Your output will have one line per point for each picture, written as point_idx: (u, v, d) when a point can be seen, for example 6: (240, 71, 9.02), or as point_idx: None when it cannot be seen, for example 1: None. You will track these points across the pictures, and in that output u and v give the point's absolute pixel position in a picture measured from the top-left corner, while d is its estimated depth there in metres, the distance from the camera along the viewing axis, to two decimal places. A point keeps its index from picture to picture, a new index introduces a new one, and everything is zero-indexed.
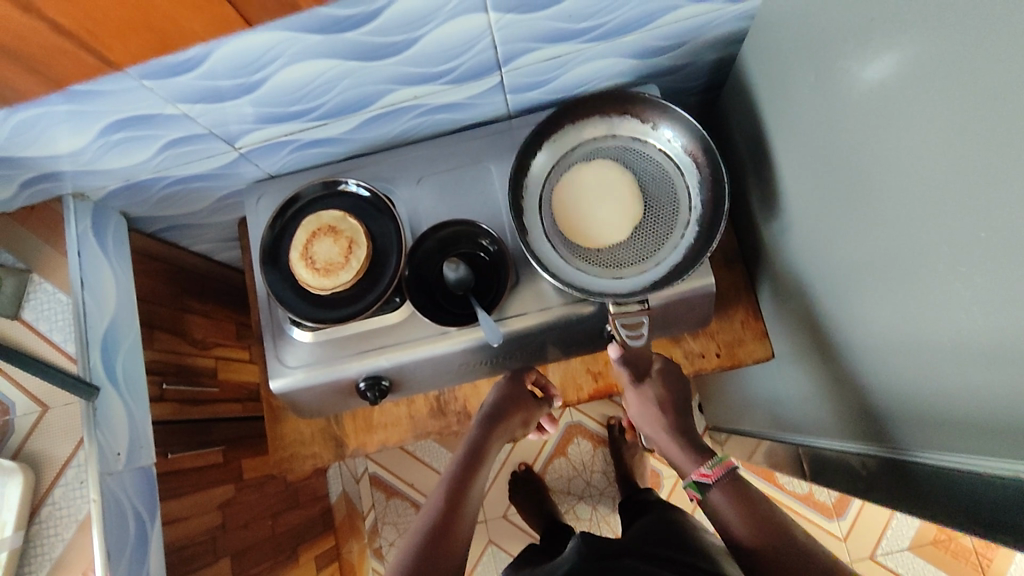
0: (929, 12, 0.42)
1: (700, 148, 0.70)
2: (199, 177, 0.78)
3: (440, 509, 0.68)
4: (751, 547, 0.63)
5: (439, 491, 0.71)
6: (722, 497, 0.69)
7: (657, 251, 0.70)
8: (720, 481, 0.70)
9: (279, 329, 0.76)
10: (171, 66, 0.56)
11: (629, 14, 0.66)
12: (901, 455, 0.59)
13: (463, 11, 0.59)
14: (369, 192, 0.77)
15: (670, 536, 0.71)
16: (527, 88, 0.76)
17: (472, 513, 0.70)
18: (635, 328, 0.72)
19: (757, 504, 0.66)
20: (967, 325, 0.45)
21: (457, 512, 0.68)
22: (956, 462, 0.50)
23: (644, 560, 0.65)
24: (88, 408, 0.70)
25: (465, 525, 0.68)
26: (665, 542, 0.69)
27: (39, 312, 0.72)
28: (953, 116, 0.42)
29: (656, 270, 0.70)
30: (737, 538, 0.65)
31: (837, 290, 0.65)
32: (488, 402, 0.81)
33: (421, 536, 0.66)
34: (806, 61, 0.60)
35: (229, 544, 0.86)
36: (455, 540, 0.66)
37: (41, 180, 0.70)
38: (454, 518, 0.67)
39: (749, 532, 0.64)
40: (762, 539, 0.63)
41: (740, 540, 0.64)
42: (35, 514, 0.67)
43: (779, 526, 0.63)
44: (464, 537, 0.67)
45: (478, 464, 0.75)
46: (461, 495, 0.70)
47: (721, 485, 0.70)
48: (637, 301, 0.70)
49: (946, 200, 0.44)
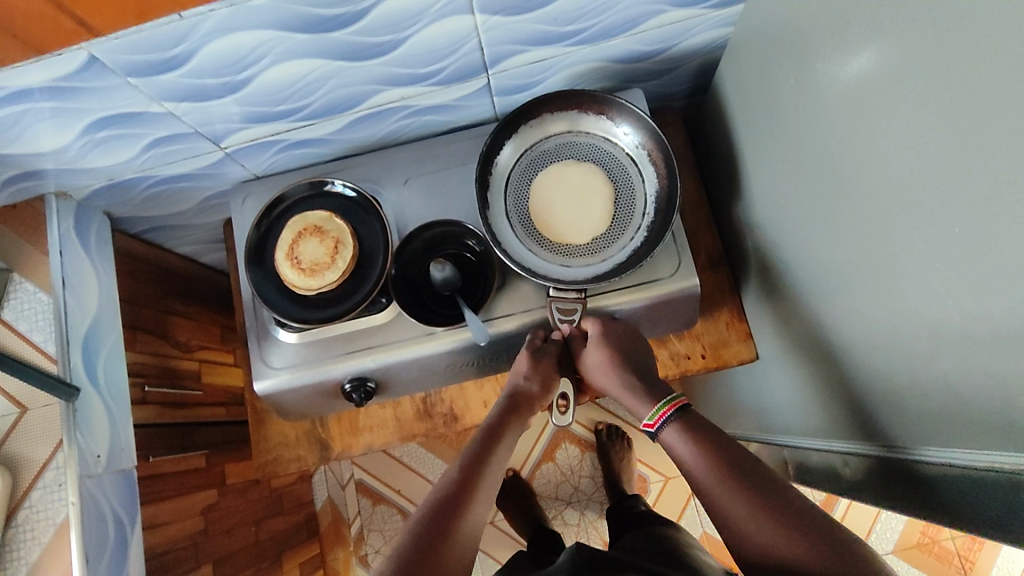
0: (903, 17, 0.44)
1: (660, 154, 0.72)
2: (185, 177, 0.77)
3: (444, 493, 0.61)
4: (752, 533, 0.51)
5: (450, 474, 0.64)
6: (692, 462, 0.58)
7: (606, 249, 0.72)
8: (674, 423, 0.61)
9: (264, 329, 0.75)
10: (155, 62, 0.56)
11: (614, 18, 0.67)
12: (868, 450, 0.62)
13: (450, 12, 0.60)
14: (356, 192, 0.76)
15: (670, 556, 0.63)
16: (513, 90, 0.77)
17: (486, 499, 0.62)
18: (570, 314, 0.71)
19: (718, 446, 0.58)
20: (944, 319, 0.46)
21: (467, 500, 0.60)
22: (920, 456, 0.54)
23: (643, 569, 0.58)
24: (68, 410, 0.68)
25: (475, 513, 0.60)
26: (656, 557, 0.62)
27: (19, 311, 0.71)
28: (927, 116, 0.43)
29: (601, 265, 0.71)
30: (734, 525, 0.53)
31: (817, 291, 0.66)
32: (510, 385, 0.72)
33: (420, 523, 0.58)
34: (788, 64, 0.61)
35: (211, 551, 0.85)
36: (458, 536, 0.57)
37: (23, 178, 0.70)
38: (460, 504, 0.60)
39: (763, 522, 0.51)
40: (784, 531, 0.50)
41: (742, 527, 0.52)
42: (12, 517, 0.66)
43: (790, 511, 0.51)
44: (471, 531, 0.59)
45: (495, 444, 0.67)
46: (475, 479, 0.63)
47: (676, 427, 0.61)
48: (575, 289, 0.70)
49: (921, 195, 0.45)
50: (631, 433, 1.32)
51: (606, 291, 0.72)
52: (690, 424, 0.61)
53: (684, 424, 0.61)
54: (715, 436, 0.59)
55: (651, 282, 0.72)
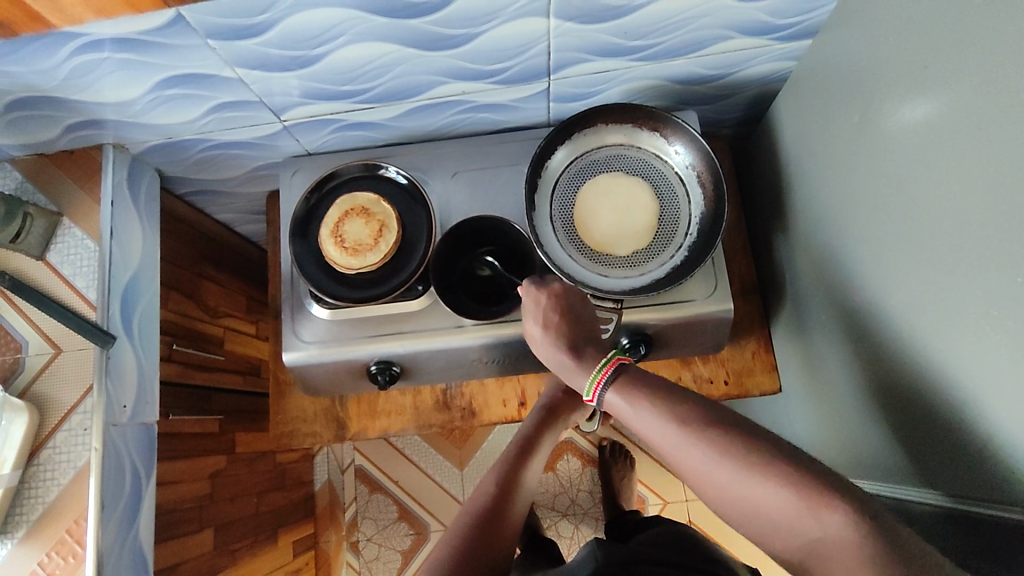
0: (974, 69, 0.45)
1: (710, 177, 0.73)
2: (239, 144, 0.78)
3: (480, 512, 0.57)
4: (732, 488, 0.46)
5: (482, 487, 0.60)
6: (648, 416, 0.52)
7: (646, 264, 0.73)
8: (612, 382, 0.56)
9: (298, 302, 0.76)
10: (238, 28, 0.58)
11: (681, 38, 0.68)
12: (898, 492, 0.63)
13: (526, 14, 0.61)
14: (407, 180, 0.77)
15: (693, 550, 0.64)
16: (570, 98, 0.78)
17: (521, 513, 0.60)
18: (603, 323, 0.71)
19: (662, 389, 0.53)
20: (984, 364, 0.47)
21: (503, 517, 0.57)
22: (953, 503, 0.54)
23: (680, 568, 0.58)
24: (102, 356, 0.69)
25: (508, 531, 0.57)
26: (680, 550, 0.64)
27: (65, 255, 0.73)
28: (986, 167, 0.44)
29: (639, 279, 0.72)
30: (725, 491, 0.47)
31: (854, 328, 0.66)
32: (545, 397, 0.72)
33: (457, 544, 0.54)
34: (849, 104, 0.62)
35: (214, 516, 0.85)
36: (496, 550, 0.55)
37: (85, 126, 0.71)
38: (494, 524, 0.56)
39: (752, 482, 0.45)
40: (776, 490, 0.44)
41: (734, 496, 0.47)
42: (35, 455, 0.67)
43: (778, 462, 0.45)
44: (508, 546, 0.57)
45: (529, 457, 0.65)
46: (510, 496, 0.60)
47: (616, 388, 0.56)
48: (612, 299, 0.70)
49: (977, 242, 0.46)
50: (635, 453, 1.32)
51: (640, 305, 0.73)
52: (635, 377, 0.55)
53: (624, 380, 0.56)
54: (657, 384, 0.54)
55: (684, 303, 0.73)
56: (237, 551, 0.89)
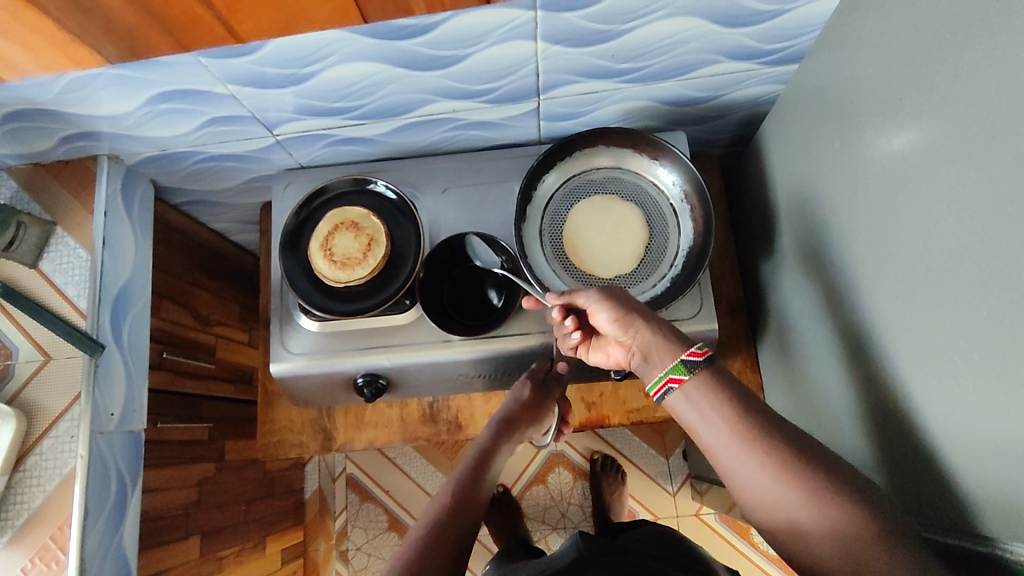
0: (950, 103, 0.45)
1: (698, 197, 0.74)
2: (233, 157, 0.79)
3: (439, 519, 0.57)
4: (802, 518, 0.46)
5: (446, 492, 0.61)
6: (722, 427, 0.50)
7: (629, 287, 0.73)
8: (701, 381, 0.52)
9: (287, 313, 0.77)
10: (229, 47, 0.59)
11: (669, 61, 0.69)
12: None
13: (515, 37, 0.62)
14: (396, 195, 0.78)
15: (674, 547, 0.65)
16: (560, 117, 0.79)
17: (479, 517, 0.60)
18: None
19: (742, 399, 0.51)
20: (956, 395, 0.47)
21: (461, 519, 0.58)
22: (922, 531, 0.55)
23: (655, 558, 0.59)
24: (90, 364, 0.70)
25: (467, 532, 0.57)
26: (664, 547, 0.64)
27: (57, 264, 0.74)
28: (962, 199, 0.44)
29: None
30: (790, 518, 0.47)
31: (835, 351, 0.67)
32: (506, 408, 0.73)
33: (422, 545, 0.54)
34: (833, 130, 0.62)
35: (202, 523, 0.86)
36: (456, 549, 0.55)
37: (80, 138, 0.72)
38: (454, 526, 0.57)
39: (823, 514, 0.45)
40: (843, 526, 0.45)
41: (800, 524, 0.46)
42: (22, 461, 0.68)
43: (811, 490, 0.46)
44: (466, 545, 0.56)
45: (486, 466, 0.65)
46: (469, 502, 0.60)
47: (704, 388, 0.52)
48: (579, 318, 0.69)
49: (953, 274, 0.46)
50: (625, 467, 1.32)
51: None
52: (721, 379, 0.52)
53: (711, 382, 0.52)
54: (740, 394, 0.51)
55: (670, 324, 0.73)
56: (223, 559, 0.90)
